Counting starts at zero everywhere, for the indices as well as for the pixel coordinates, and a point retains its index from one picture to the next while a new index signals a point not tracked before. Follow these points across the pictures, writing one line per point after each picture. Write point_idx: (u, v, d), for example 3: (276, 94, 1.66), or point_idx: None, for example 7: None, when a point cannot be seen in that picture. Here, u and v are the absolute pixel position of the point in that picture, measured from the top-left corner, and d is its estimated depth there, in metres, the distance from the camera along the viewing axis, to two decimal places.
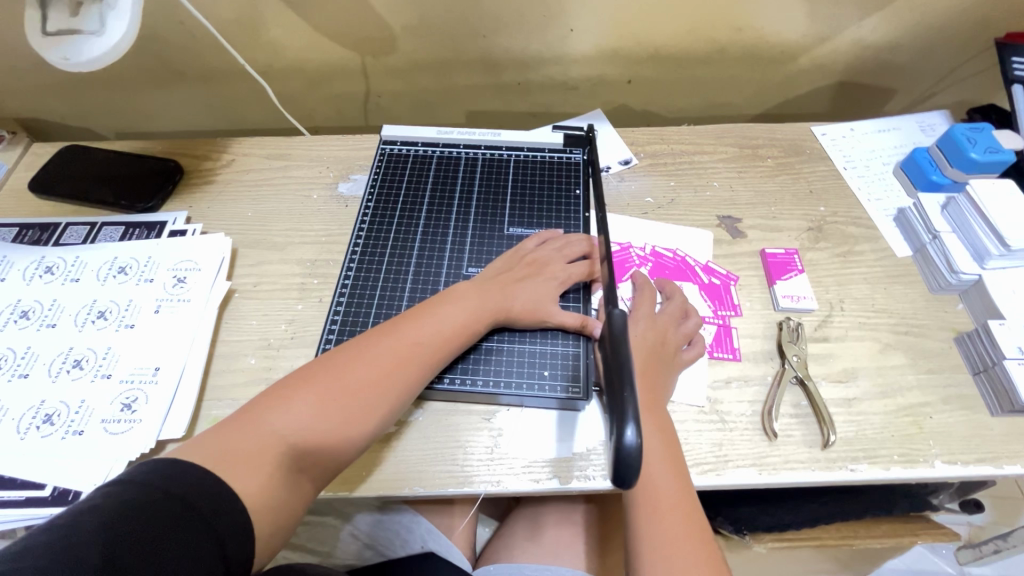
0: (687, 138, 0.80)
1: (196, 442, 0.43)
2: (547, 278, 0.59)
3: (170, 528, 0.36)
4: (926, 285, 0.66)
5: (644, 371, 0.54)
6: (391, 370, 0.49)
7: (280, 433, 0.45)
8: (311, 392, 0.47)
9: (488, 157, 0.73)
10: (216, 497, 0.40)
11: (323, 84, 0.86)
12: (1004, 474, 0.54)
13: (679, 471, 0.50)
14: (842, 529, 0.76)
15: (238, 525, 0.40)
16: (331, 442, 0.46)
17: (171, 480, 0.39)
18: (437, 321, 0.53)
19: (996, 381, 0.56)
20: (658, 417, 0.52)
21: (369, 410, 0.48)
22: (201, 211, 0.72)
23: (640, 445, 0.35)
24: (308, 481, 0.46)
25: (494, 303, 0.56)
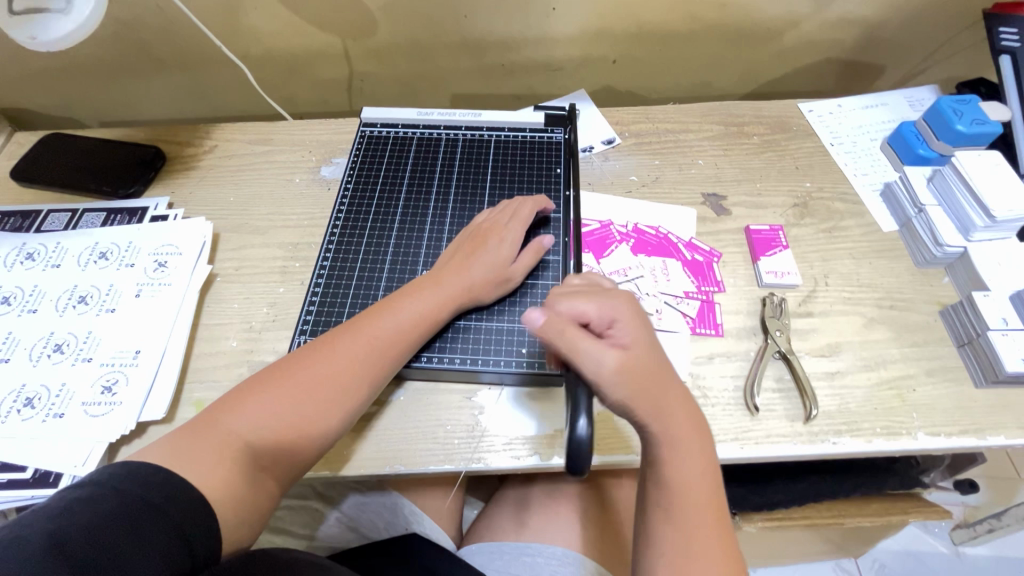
0: (673, 116, 0.79)
1: (158, 443, 0.44)
2: (499, 248, 0.58)
3: (135, 531, 0.36)
4: (912, 259, 0.65)
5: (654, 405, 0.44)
6: (350, 364, 0.49)
7: (241, 434, 0.45)
8: (269, 392, 0.47)
9: (469, 138, 0.73)
10: (181, 498, 0.40)
11: (305, 69, 0.86)
12: (987, 445, 0.54)
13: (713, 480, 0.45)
14: (834, 508, 0.76)
15: (202, 520, 0.40)
16: (292, 439, 0.46)
17: (135, 484, 0.38)
18: (396, 313, 0.53)
19: (980, 353, 0.56)
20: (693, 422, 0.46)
21: (329, 404, 0.48)
22: (183, 197, 0.72)
23: (590, 434, 0.41)
24: (272, 480, 0.46)
25: (455, 291, 0.55)
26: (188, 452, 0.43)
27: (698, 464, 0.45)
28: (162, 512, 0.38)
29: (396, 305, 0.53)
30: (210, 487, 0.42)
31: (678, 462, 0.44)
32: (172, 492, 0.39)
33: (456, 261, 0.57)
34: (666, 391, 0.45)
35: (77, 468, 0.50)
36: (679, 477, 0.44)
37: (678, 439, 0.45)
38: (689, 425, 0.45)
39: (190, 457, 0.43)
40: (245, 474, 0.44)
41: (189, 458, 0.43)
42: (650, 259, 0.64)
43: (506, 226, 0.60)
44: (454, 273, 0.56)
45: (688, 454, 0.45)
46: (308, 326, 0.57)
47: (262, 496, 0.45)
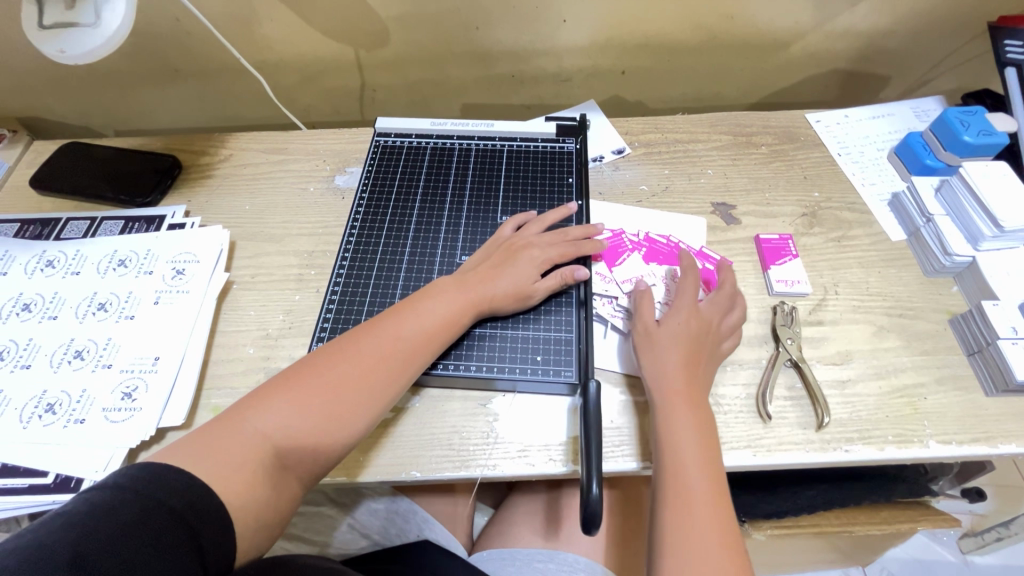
0: (681, 126, 0.80)
1: (181, 442, 0.44)
2: (524, 260, 0.59)
3: (154, 544, 0.36)
4: (921, 268, 0.66)
5: (686, 367, 0.53)
6: (376, 366, 0.50)
7: (267, 431, 0.46)
8: (296, 392, 0.48)
9: (482, 147, 0.74)
10: (201, 507, 0.40)
11: (319, 79, 0.87)
12: (999, 453, 0.54)
13: (711, 469, 0.49)
14: (842, 516, 0.76)
15: (217, 526, 0.40)
16: (317, 441, 0.47)
17: (159, 489, 0.38)
18: (420, 317, 0.54)
19: (990, 361, 0.56)
20: (696, 414, 0.51)
21: (354, 406, 0.48)
22: (199, 205, 0.73)
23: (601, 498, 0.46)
24: (294, 480, 0.47)
25: (478, 297, 0.56)
26: (213, 450, 0.44)
27: (698, 455, 0.49)
28: (182, 522, 0.38)
29: (420, 310, 0.54)
30: (228, 491, 0.42)
31: (677, 444, 0.50)
32: (192, 498, 0.40)
33: (483, 270, 0.58)
34: (679, 401, 0.51)
35: (98, 473, 0.51)
36: (677, 458, 0.49)
37: (679, 423, 0.50)
38: (689, 414, 0.51)
39: (212, 458, 0.43)
40: (266, 476, 0.44)
41: (212, 456, 0.43)
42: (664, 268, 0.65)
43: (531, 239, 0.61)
44: (477, 280, 0.57)
45: (690, 437, 0.50)
46: (325, 333, 0.58)
47: (279, 504, 0.45)
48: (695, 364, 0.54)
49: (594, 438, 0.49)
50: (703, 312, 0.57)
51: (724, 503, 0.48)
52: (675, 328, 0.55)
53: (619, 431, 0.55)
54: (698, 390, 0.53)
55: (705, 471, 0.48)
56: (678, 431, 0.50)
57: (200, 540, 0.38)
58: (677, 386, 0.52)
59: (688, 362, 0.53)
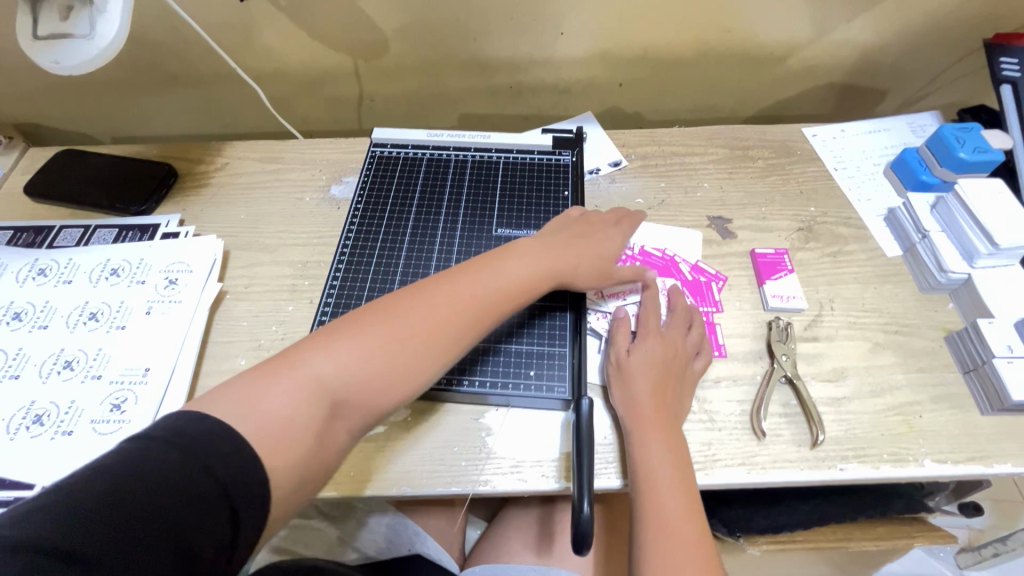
0: (678, 139, 0.80)
1: (227, 383, 0.42)
2: (598, 239, 0.61)
3: (188, 505, 0.34)
4: (916, 284, 0.66)
5: (655, 395, 0.53)
6: (455, 314, 0.50)
7: (330, 377, 0.44)
8: (377, 331, 0.47)
9: (478, 159, 0.74)
10: (242, 469, 0.37)
11: (317, 88, 0.87)
12: (994, 473, 0.54)
13: (687, 490, 0.49)
14: (838, 531, 0.76)
15: (258, 488, 0.38)
16: (385, 384, 0.46)
17: (197, 443, 0.36)
18: (483, 278, 0.53)
19: (985, 379, 0.56)
20: (669, 437, 0.51)
21: (418, 362, 0.47)
22: (194, 214, 0.73)
23: (592, 517, 0.46)
24: (342, 430, 0.45)
25: (542, 266, 0.56)
26: (264, 398, 0.41)
27: (673, 482, 0.49)
28: (217, 482, 0.36)
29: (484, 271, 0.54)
30: (272, 434, 0.40)
31: (651, 468, 0.49)
32: (232, 456, 0.37)
33: (563, 239, 0.59)
34: (650, 431, 0.51)
35: None
36: (651, 482, 0.49)
37: (651, 446, 0.50)
38: (661, 437, 0.51)
39: (259, 408, 0.41)
40: (315, 430, 0.42)
41: (262, 407, 0.41)
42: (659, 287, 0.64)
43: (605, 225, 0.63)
44: (539, 250, 0.57)
45: (663, 460, 0.50)
46: None
47: (319, 467, 0.42)
48: (666, 389, 0.54)
49: (586, 454, 0.50)
50: (674, 337, 0.57)
51: (703, 524, 0.48)
52: (646, 356, 0.55)
53: (612, 447, 0.54)
54: (670, 412, 0.53)
55: (682, 493, 0.48)
56: (651, 454, 0.50)
57: (235, 501, 0.36)
58: (648, 411, 0.52)
59: (659, 387, 0.54)
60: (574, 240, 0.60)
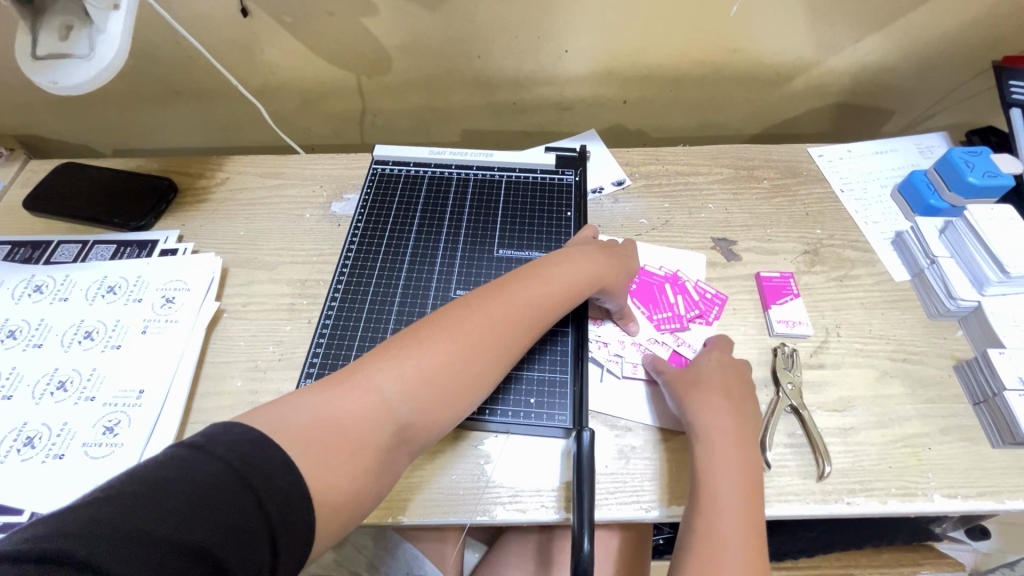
0: (682, 158, 0.79)
1: (277, 403, 0.42)
2: (624, 259, 0.62)
3: (233, 534, 0.33)
4: (924, 311, 0.65)
5: (725, 402, 0.53)
6: (506, 332, 0.51)
7: (386, 402, 0.44)
8: (432, 351, 0.47)
9: (480, 178, 0.73)
10: (289, 503, 0.36)
11: (319, 103, 0.87)
12: (1005, 509, 0.52)
13: (752, 520, 0.46)
14: (842, 558, 0.76)
15: (302, 529, 0.37)
16: (442, 406, 0.46)
17: (249, 466, 0.36)
18: (529, 297, 0.53)
19: (996, 411, 0.55)
20: (740, 458, 0.49)
21: (471, 386, 0.48)
22: (194, 230, 0.72)
23: (592, 556, 0.45)
24: (403, 456, 0.45)
25: (583, 286, 0.56)
26: (320, 430, 0.41)
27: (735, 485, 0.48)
28: (264, 512, 0.35)
29: (529, 288, 0.54)
30: (331, 473, 0.39)
31: (716, 486, 0.48)
32: (275, 480, 0.36)
33: (596, 254, 0.59)
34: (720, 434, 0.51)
35: None
36: (711, 502, 0.47)
37: (719, 466, 0.49)
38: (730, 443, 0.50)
39: (323, 439, 0.40)
40: (372, 460, 0.42)
41: (319, 441, 0.40)
42: (666, 309, 0.64)
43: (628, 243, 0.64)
44: (580, 264, 0.57)
45: (728, 481, 0.48)
46: (314, 369, 0.57)
47: (372, 495, 0.42)
48: (737, 404, 0.53)
49: (586, 485, 0.48)
50: (740, 362, 0.58)
51: (760, 541, 0.45)
52: (720, 373, 0.55)
53: (614, 478, 0.53)
54: (746, 434, 0.51)
55: (745, 520, 0.46)
56: (717, 468, 0.49)
57: (278, 535, 0.35)
58: (722, 429, 0.51)
59: (733, 404, 0.53)
60: (607, 255, 0.60)
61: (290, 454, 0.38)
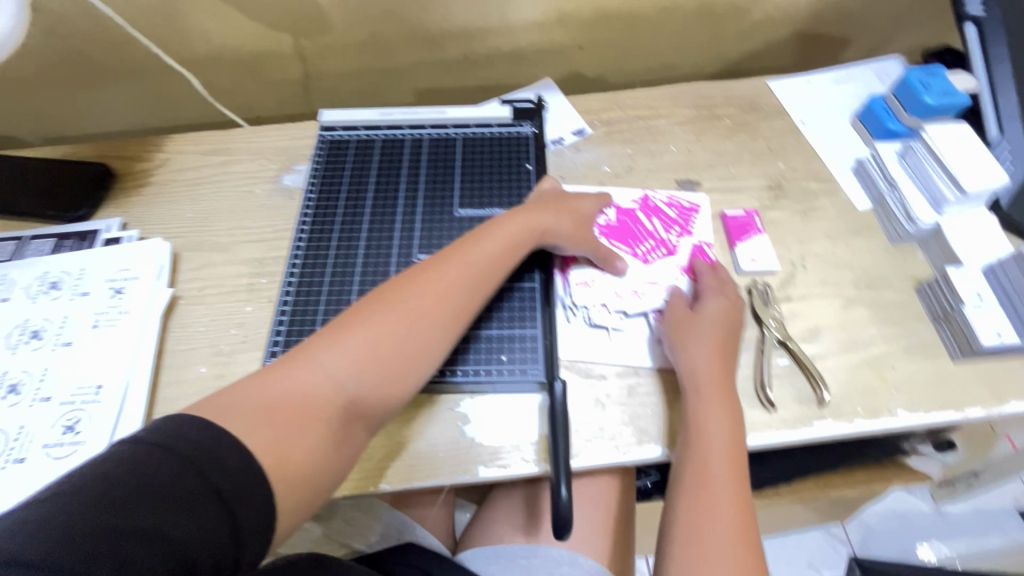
0: (642, 101, 0.77)
1: (225, 390, 0.40)
2: (572, 210, 0.60)
3: (184, 515, 0.32)
4: (886, 235, 0.66)
5: (716, 354, 0.53)
6: (449, 296, 0.49)
7: (332, 380, 0.42)
8: (371, 328, 0.45)
9: (435, 137, 0.70)
10: (247, 483, 0.36)
11: (259, 70, 0.82)
12: (966, 418, 0.54)
13: (736, 461, 0.48)
14: (819, 482, 0.78)
15: (260, 504, 0.36)
16: (391, 378, 0.45)
17: (195, 448, 0.35)
18: (470, 258, 0.52)
19: (956, 326, 0.57)
20: (731, 415, 0.50)
21: (419, 353, 0.46)
22: (138, 216, 0.68)
23: (570, 500, 0.48)
24: (359, 433, 0.44)
25: (523, 241, 0.55)
26: (270, 410, 0.39)
27: (725, 438, 0.49)
28: (215, 491, 0.34)
29: (473, 250, 0.52)
30: (285, 454, 0.38)
31: (706, 444, 0.48)
32: (223, 460, 0.35)
33: (538, 208, 0.58)
34: (710, 392, 0.51)
35: None
36: (700, 448, 0.48)
37: (710, 420, 0.49)
38: (719, 402, 0.50)
39: (270, 419, 0.39)
40: (324, 434, 0.41)
41: (271, 419, 0.39)
42: (647, 237, 0.63)
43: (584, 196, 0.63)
44: (522, 219, 0.56)
45: (720, 438, 0.49)
46: (278, 348, 0.55)
47: (335, 469, 0.42)
48: (726, 351, 0.54)
49: (561, 436, 0.51)
50: (733, 305, 0.57)
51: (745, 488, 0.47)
52: (718, 324, 0.55)
53: (593, 426, 0.54)
54: (731, 388, 0.52)
55: (732, 475, 0.48)
56: (707, 420, 0.50)
57: (240, 518, 0.34)
58: (712, 380, 0.51)
59: (722, 355, 0.53)
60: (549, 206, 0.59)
61: (239, 435, 0.37)
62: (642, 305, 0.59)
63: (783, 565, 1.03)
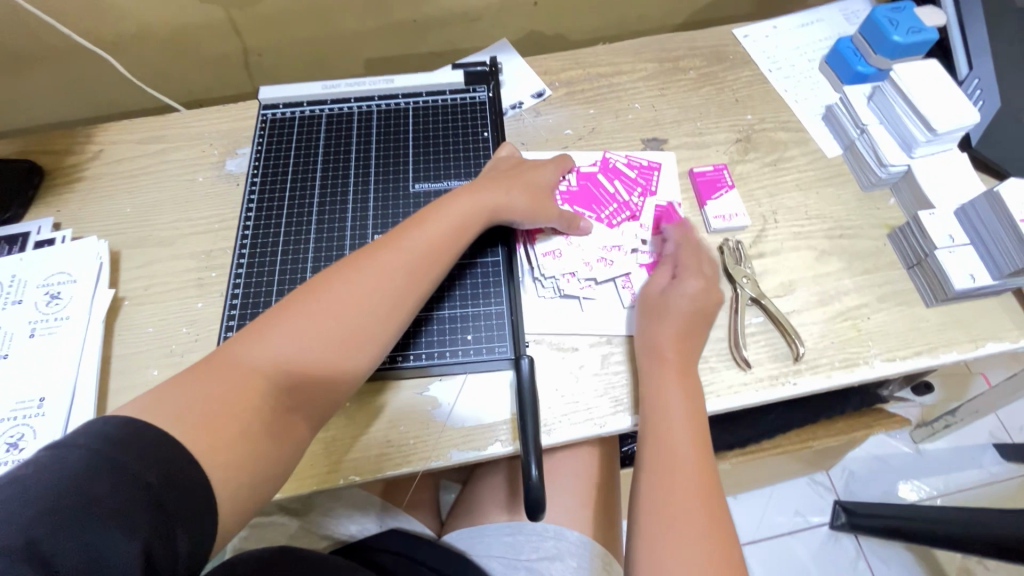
0: (603, 58, 0.73)
1: (159, 386, 0.38)
2: (531, 177, 0.57)
3: (107, 514, 0.30)
4: (857, 183, 0.64)
5: (679, 333, 0.51)
6: (395, 275, 0.46)
7: (269, 367, 0.40)
8: (311, 311, 0.43)
9: (384, 109, 0.66)
10: (180, 484, 0.33)
11: (192, 48, 0.76)
12: (941, 362, 0.54)
13: (699, 440, 0.47)
14: (801, 433, 0.76)
15: (194, 499, 0.33)
16: (335, 362, 0.42)
17: (119, 447, 0.32)
18: (418, 234, 0.49)
19: (929, 271, 0.56)
20: (690, 392, 0.49)
21: (363, 335, 0.44)
22: (72, 215, 0.64)
23: (541, 480, 0.46)
24: (303, 424, 0.42)
25: (478, 214, 0.52)
26: (198, 401, 0.37)
27: (685, 418, 0.47)
28: (143, 487, 0.31)
29: (419, 230, 0.49)
30: (220, 450, 0.36)
31: (666, 426, 0.47)
32: (153, 456, 0.33)
33: (492, 179, 0.55)
34: (667, 372, 0.49)
35: None
36: (663, 431, 0.47)
37: (668, 400, 0.48)
38: (678, 381, 0.49)
39: (203, 412, 0.37)
40: (265, 428, 0.39)
41: (200, 411, 0.37)
42: (611, 201, 0.61)
43: (545, 164, 0.60)
44: (474, 194, 0.53)
45: (679, 419, 0.47)
46: None
47: (285, 465, 0.40)
48: (693, 331, 0.52)
49: (530, 414, 0.49)
50: (711, 286, 0.54)
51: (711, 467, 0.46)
52: (692, 303, 0.52)
53: (565, 399, 0.52)
54: (690, 363, 0.50)
55: (697, 456, 0.46)
56: (666, 399, 0.48)
57: (174, 523, 0.32)
58: (670, 358, 0.50)
59: (685, 334, 0.51)
60: (505, 176, 0.56)
61: (164, 428, 0.35)
62: (609, 272, 0.57)
63: (771, 517, 1.04)
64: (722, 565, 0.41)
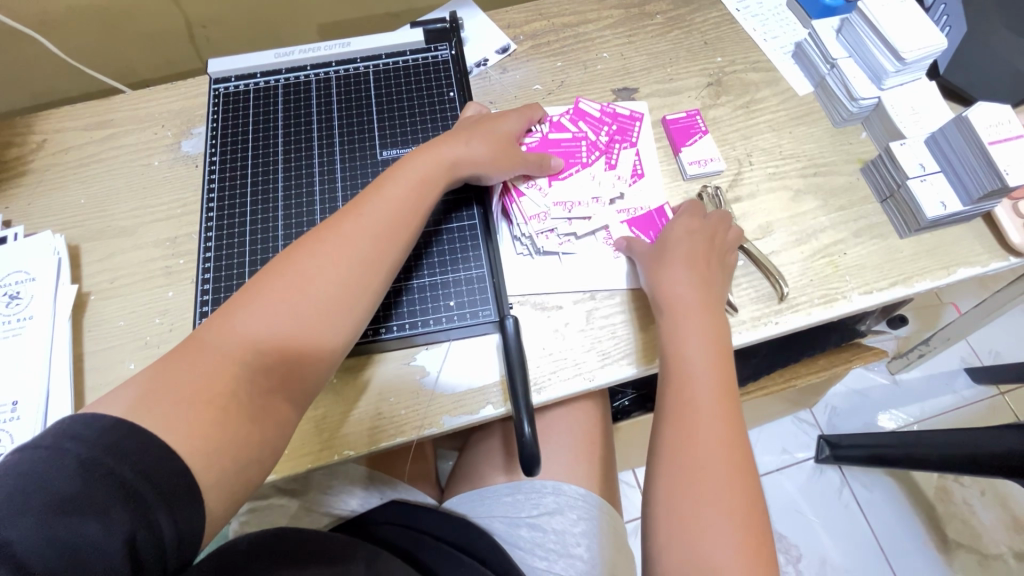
0: (568, 7, 0.70)
1: (136, 375, 0.37)
2: (495, 130, 0.55)
3: (88, 511, 0.29)
4: (829, 120, 0.63)
5: (691, 274, 0.50)
6: (362, 243, 0.45)
7: (243, 347, 0.39)
8: (281, 286, 0.42)
9: (343, 75, 0.63)
10: (160, 475, 0.32)
11: (130, 23, 0.71)
12: (916, 292, 0.55)
13: (725, 389, 0.45)
14: (785, 373, 0.78)
15: (178, 486, 0.33)
16: (310, 337, 0.41)
17: (92, 441, 0.31)
18: (382, 200, 0.47)
19: (902, 203, 0.56)
20: (712, 336, 0.47)
21: (336, 307, 0.43)
22: (22, 211, 0.60)
23: (534, 437, 0.47)
24: (287, 405, 0.41)
25: (441, 173, 0.51)
26: (169, 386, 0.36)
27: (707, 366, 0.46)
28: (120, 479, 0.31)
29: (383, 194, 0.48)
30: (205, 437, 0.35)
31: (687, 373, 0.46)
32: (129, 447, 0.32)
33: (456, 135, 0.53)
34: (686, 318, 0.48)
35: None
36: (685, 397, 0.45)
37: (690, 346, 0.47)
38: (699, 326, 0.47)
39: (182, 400, 0.36)
40: (248, 411, 0.38)
41: (173, 396, 0.36)
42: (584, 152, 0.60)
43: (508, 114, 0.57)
44: (434, 153, 0.51)
45: (700, 365, 0.46)
46: None
47: (274, 448, 0.40)
48: (705, 271, 0.50)
49: (519, 374, 0.49)
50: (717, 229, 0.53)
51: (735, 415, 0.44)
52: (687, 243, 0.51)
53: (553, 357, 0.52)
54: (714, 304, 0.49)
55: (720, 405, 0.44)
56: (686, 345, 0.47)
57: (157, 513, 0.31)
58: (688, 302, 0.48)
59: (700, 274, 0.50)
60: (470, 130, 0.54)
61: (136, 417, 0.34)
62: (588, 227, 0.56)
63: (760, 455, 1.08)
64: (737, 515, 0.40)
